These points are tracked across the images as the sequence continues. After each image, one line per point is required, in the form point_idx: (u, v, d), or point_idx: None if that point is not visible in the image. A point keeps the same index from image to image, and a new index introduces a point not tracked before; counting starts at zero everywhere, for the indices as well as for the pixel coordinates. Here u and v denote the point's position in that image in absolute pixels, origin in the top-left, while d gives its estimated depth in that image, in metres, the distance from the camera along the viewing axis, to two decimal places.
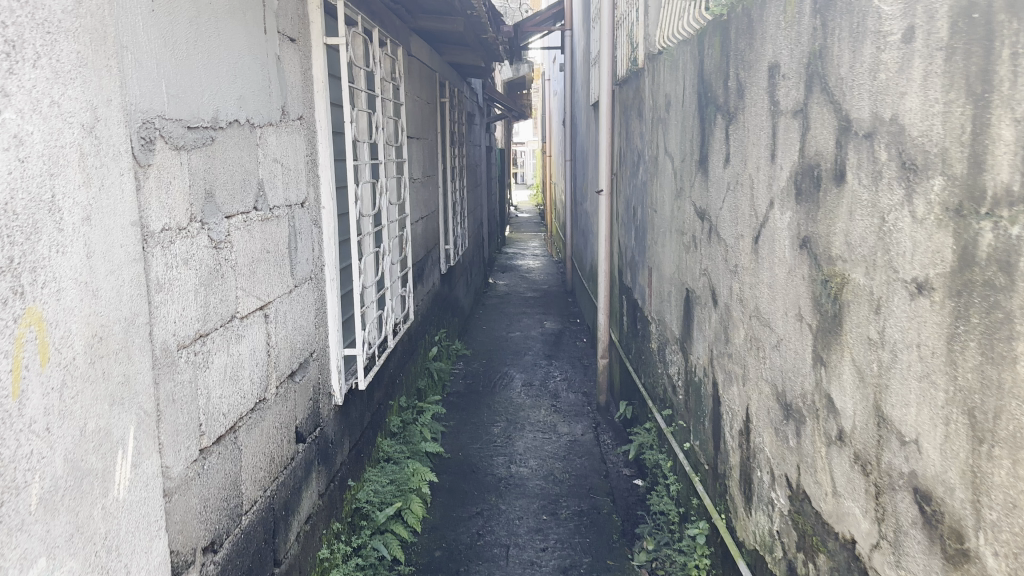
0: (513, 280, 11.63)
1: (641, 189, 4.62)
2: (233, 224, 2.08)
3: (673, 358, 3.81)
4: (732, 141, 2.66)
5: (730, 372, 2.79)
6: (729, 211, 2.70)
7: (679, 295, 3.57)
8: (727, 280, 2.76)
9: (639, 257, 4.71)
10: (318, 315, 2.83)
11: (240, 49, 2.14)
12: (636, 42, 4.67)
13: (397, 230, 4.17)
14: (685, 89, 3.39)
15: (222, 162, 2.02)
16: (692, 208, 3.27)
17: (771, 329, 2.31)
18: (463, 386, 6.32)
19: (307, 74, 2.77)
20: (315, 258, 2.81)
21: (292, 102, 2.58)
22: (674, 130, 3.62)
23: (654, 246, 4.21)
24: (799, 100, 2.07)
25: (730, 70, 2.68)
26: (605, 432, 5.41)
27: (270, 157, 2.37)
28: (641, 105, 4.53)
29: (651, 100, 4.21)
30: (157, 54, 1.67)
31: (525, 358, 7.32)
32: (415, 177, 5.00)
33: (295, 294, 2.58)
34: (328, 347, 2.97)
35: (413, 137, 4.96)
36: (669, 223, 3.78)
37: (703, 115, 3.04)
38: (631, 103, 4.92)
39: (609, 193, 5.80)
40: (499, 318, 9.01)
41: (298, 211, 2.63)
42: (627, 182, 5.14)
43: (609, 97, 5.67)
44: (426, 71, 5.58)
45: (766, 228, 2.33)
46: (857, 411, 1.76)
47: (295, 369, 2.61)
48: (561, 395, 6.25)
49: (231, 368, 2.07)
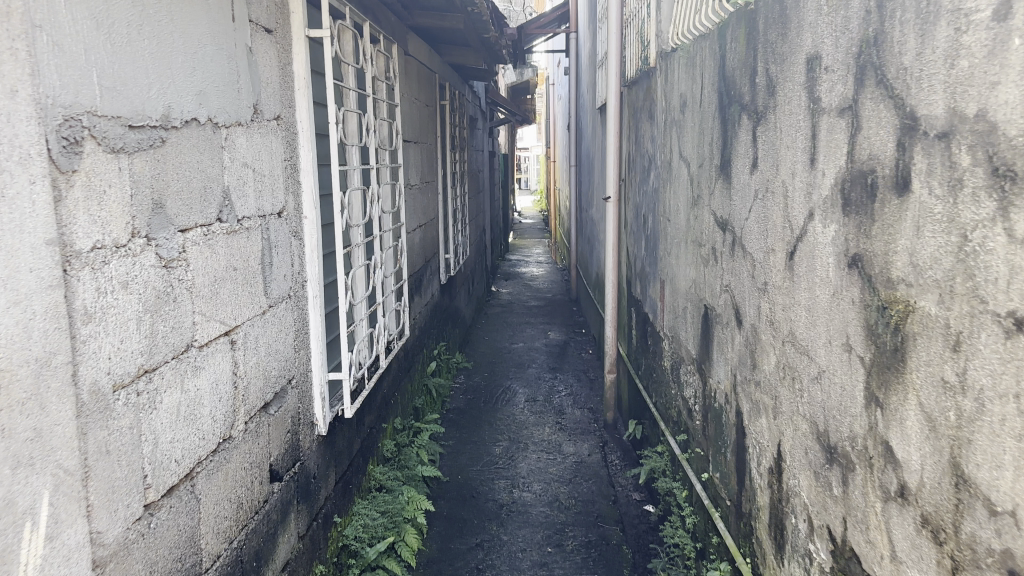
0: (516, 288, 11.34)
1: (652, 196, 4.32)
2: (190, 238, 1.80)
3: (688, 380, 3.52)
4: (761, 144, 2.38)
5: (757, 401, 2.50)
6: (758, 221, 2.41)
7: (696, 312, 3.27)
8: (754, 299, 2.47)
9: (650, 269, 4.42)
10: (299, 337, 2.55)
11: (201, 38, 1.86)
12: (646, 40, 4.39)
13: (391, 241, 3.89)
14: (704, 87, 3.11)
15: (175, 167, 1.73)
16: (711, 219, 2.99)
17: (810, 358, 2.02)
18: (463, 402, 6.02)
19: (286, 69, 2.50)
20: (295, 273, 2.53)
21: (267, 101, 2.31)
22: (691, 133, 3.33)
23: (667, 258, 3.91)
24: (845, 95, 1.79)
25: (758, 64, 2.40)
26: (612, 452, 5.11)
27: (240, 161, 2.09)
28: (653, 107, 4.24)
29: (664, 101, 3.93)
30: (86, 37, 1.39)
31: (528, 372, 7.03)
32: (412, 184, 4.71)
33: (270, 315, 2.29)
34: (311, 372, 2.68)
35: (411, 142, 4.68)
36: (684, 233, 3.49)
37: (725, 116, 2.76)
38: (641, 105, 4.63)
39: (616, 200, 5.52)
40: (502, 328, 8.71)
41: (275, 222, 2.35)
42: (637, 188, 4.85)
43: (617, 100, 5.40)
44: (425, 73, 5.31)
45: (804, 243, 2.04)
46: (927, 466, 1.46)
47: (271, 401, 2.32)
48: (567, 411, 5.95)
49: (187, 406, 1.78)
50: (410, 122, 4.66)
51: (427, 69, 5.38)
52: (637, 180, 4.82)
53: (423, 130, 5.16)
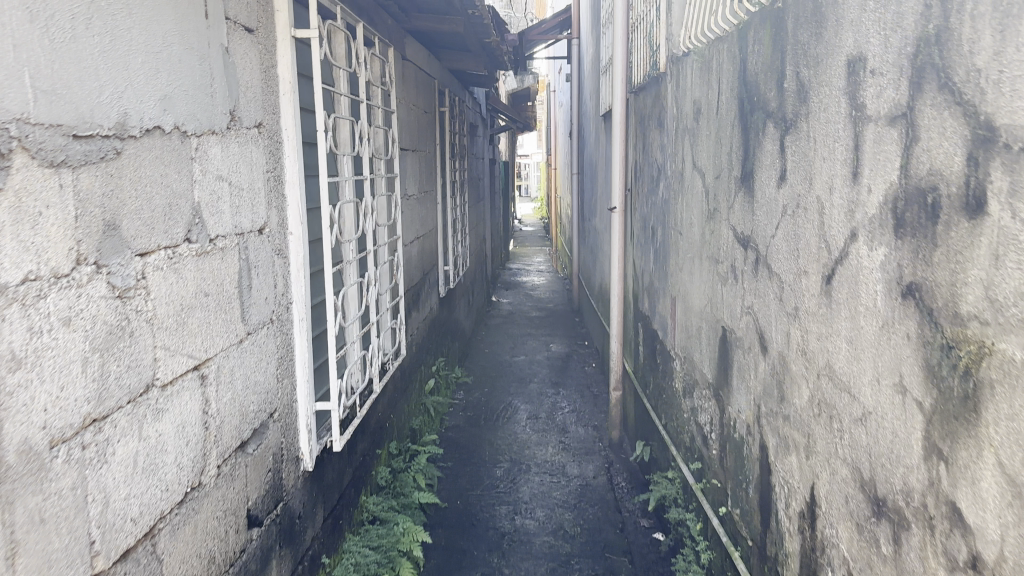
0: (517, 298, 11.11)
1: (662, 208, 4.10)
2: (151, 263, 1.58)
3: (703, 405, 3.29)
4: (790, 155, 2.16)
5: (786, 436, 2.27)
6: (787, 239, 2.19)
7: (713, 333, 3.05)
8: (782, 324, 2.25)
9: (659, 284, 4.20)
10: (282, 365, 2.33)
11: (166, 36, 1.64)
12: (655, 44, 4.18)
13: (387, 255, 3.67)
14: (721, 93, 2.89)
15: (133, 183, 1.51)
16: (730, 235, 2.77)
17: (853, 397, 1.80)
18: (462, 420, 5.79)
19: (268, 72, 2.28)
20: (279, 296, 2.31)
21: (246, 107, 2.08)
22: (706, 142, 3.11)
23: (679, 274, 3.69)
24: (897, 101, 1.57)
25: (787, 67, 2.18)
26: (619, 475, 4.88)
27: (213, 174, 1.87)
28: (662, 115, 4.03)
29: (675, 108, 3.71)
30: (16, 31, 1.17)
31: (530, 387, 6.79)
32: (410, 194, 4.50)
33: (248, 343, 2.07)
34: (296, 403, 2.46)
35: (408, 151, 4.47)
36: (698, 249, 3.27)
37: (747, 124, 2.54)
38: (650, 112, 4.41)
39: (622, 211, 5.30)
40: (502, 341, 8.48)
41: (255, 240, 2.13)
42: (645, 199, 4.63)
43: (623, 106, 5.19)
44: (423, 79, 5.09)
45: (845, 268, 1.82)
46: (1009, 539, 1.24)
47: (249, 438, 2.10)
48: (570, 429, 5.72)
49: (146, 456, 1.56)
50: (408, 130, 4.45)
51: (425, 75, 5.17)
52: (646, 190, 4.60)
53: (420, 137, 4.94)
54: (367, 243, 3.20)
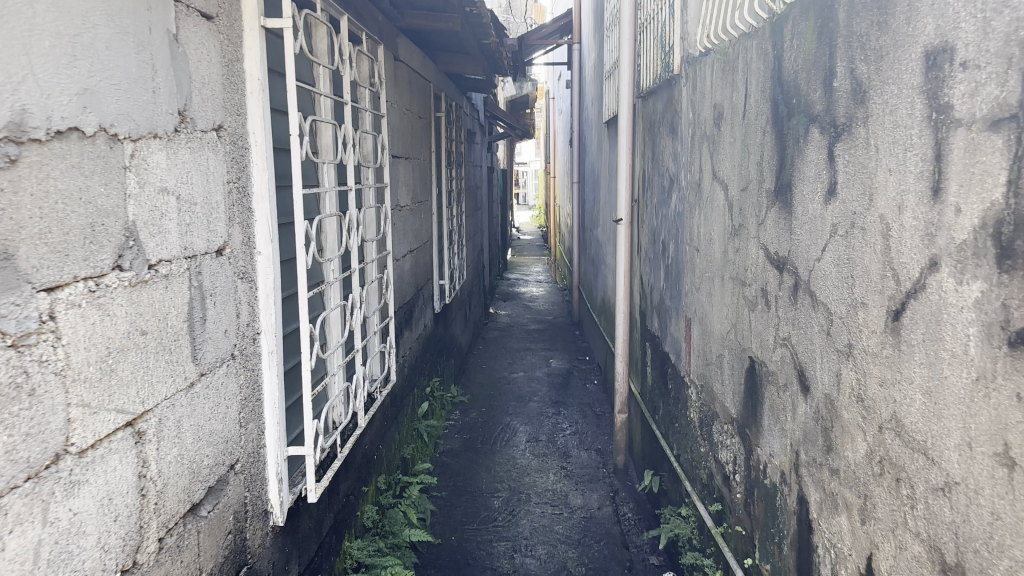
0: (515, 310, 10.78)
1: (674, 221, 3.79)
2: (62, 300, 1.25)
3: (724, 441, 2.96)
4: (843, 164, 1.84)
5: (836, 493, 1.94)
6: (838, 264, 1.87)
7: (737, 363, 2.73)
8: (831, 363, 1.93)
9: (671, 303, 3.88)
10: (245, 407, 2.00)
11: (89, 15, 1.32)
12: (666, 44, 3.87)
13: (376, 273, 3.34)
14: (749, 95, 2.58)
15: (37, 199, 1.19)
16: (759, 255, 2.45)
17: (932, 460, 1.48)
18: (458, 443, 5.46)
19: (233, 68, 1.96)
20: (243, 327, 1.98)
21: (201, 105, 1.76)
22: (729, 150, 2.80)
23: (693, 295, 3.38)
24: (1002, 99, 1.25)
25: (837, 62, 1.87)
26: (624, 505, 4.54)
27: (156, 186, 1.55)
28: (675, 120, 3.72)
29: (690, 113, 3.40)
30: None
31: (529, 406, 6.45)
32: (402, 206, 4.18)
33: (201, 386, 1.75)
34: (265, 449, 2.13)
35: (401, 159, 4.16)
36: (718, 268, 2.95)
37: (784, 128, 2.22)
38: (660, 118, 4.11)
39: (628, 222, 4.98)
40: (501, 356, 8.15)
41: (212, 264, 1.80)
42: (654, 211, 4.32)
43: (629, 112, 4.89)
44: (418, 82, 4.79)
45: (921, 303, 1.50)
46: None
47: (202, 498, 1.77)
48: (572, 454, 5.38)
49: (52, 546, 1.22)
50: (400, 136, 4.14)
51: (420, 78, 4.87)
52: (655, 201, 4.30)
53: (415, 144, 4.62)
54: (352, 260, 2.87)
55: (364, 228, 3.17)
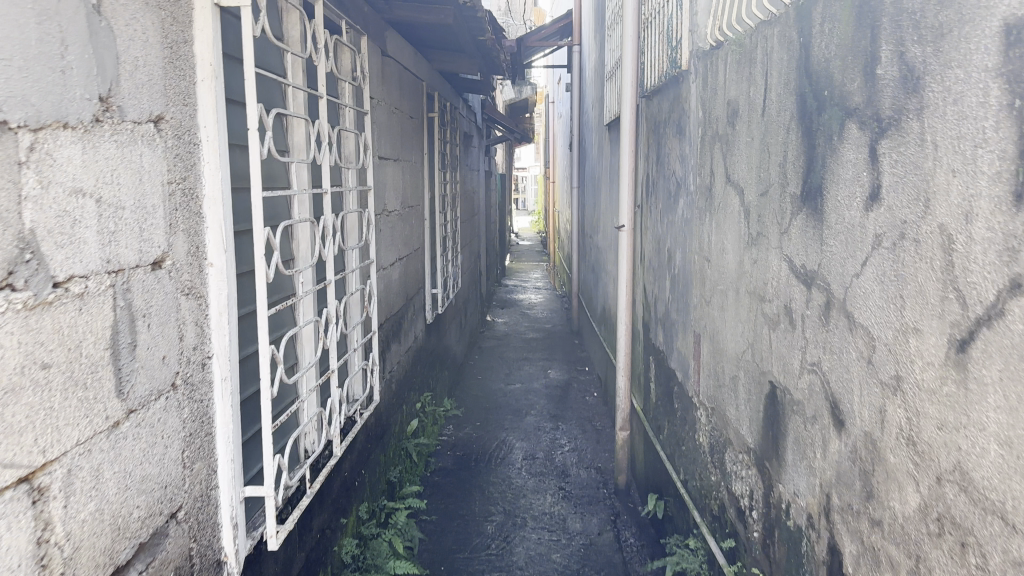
0: (512, 318, 10.50)
1: (681, 228, 3.52)
2: None
3: (738, 471, 2.69)
4: (889, 165, 1.57)
5: (879, 550, 1.66)
6: (882, 281, 1.60)
7: (755, 388, 2.46)
8: (874, 397, 1.65)
9: (677, 316, 3.61)
10: (191, 443, 1.73)
11: None
12: (672, 39, 3.60)
13: (358, 284, 3.08)
14: (769, 90, 2.31)
15: None
16: (783, 268, 2.18)
17: (1013, 528, 1.20)
18: (451, 461, 5.17)
19: (180, 51, 1.70)
20: (189, 351, 1.71)
21: (132, 92, 1.48)
22: (745, 151, 2.53)
23: (702, 309, 3.11)
24: None
25: (880, 46, 1.61)
26: (626, 531, 4.26)
27: (66, 186, 1.28)
28: (682, 121, 3.46)
29: (700, 112, 3.13)
30: None
31: (526, 420, 6.17)
32: (390, 211, 3.91)
33: (130, 425, 1.47)
34: (218, 490, 1.86)
35: (389, 161, 3.89)
36: (732, 279, 2.68)
37: (813, 125, 1.96)
38: (666, 119, 3.85)
39: (631, 229, 4.71)
40: (497, 366, 7.86)
41: (146, 279, 1.53)
42: (659, 218, 4.06)
43: (632, 113, 4.63)
44: (409, 81, 4.52)
45: (998, 335, 1.23)
46: None
47: (132, 557, 1.50)
48: (571, 473, 5.10)
49: None
50: (388, 137, 3.87)
51: (412, 76, 4.60)
52: (660, 208, 4.03)
53: (405, 145, 4.35)
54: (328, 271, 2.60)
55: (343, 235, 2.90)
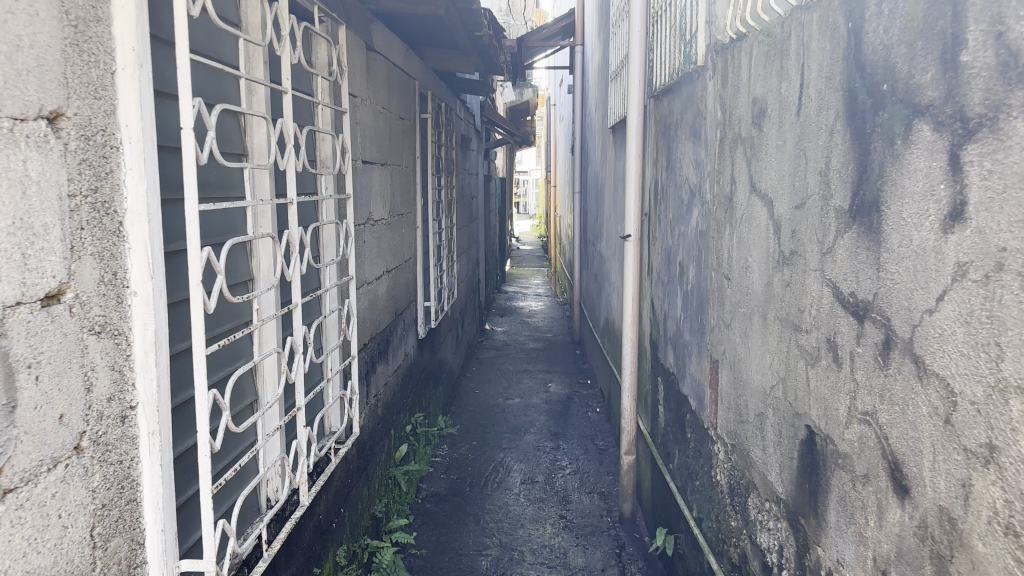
0: (512, 326, 10.16)
1: (694, 241, 3.20)
2: None
3: (765, 521, 2.34)
4: (982, 175, 1.24)
5: None
6: (969, 322, 1.27)
7: (787, 429, 2.12)
8: (957, 465, 1.31)
9: (689, 336, 3.29)
10: (106, 516, 1.40)
11: None
12: (685, 31, 3.28)
13: (335, 304, 2.75)
14: (807, 84, 1.98)
15: None
16: (825, 295, 1.85)
17: None
18: (444, 486, 4.83)
19: (93, 32, 1.37)
20: (103, 402, 1.39)
21: (11, 80, 1.16)
22: (775, 156, 2.21)
23: (719, 333, 2.78)
24: None
25: (966, 25, 1.28)
26: (632, 567, 3.91)
27: None
28: (697, 123, 3.13)
29: (718, 111, 2.81)
30: None
31: (525, 439, 5.82)
32: (376, 220, 3.59)
33: (5, 509, 1.14)
34: (145, 567, 1.53)
35: (375, 166, 3.57)
36: (758, 303, 2.34)
37: (868, 124, 1.63)
38: (678, 121, 3.53)
39: (637, 239, 4.39)
40: (495, 379, 7.52)
41: (32, 318, 1.20)
42: (668, 228, 3.74)
43: (639, 115, 4.31)
44: (399, 79, 4.20)
45: None
46: None
47: None
48: (573, 499, 4.75)
49: None
50: (373, 139, 3.54)
51: (403, 73, 4.28)
52: (670, 217, 3.71)
53: (394, 148, 4.03)
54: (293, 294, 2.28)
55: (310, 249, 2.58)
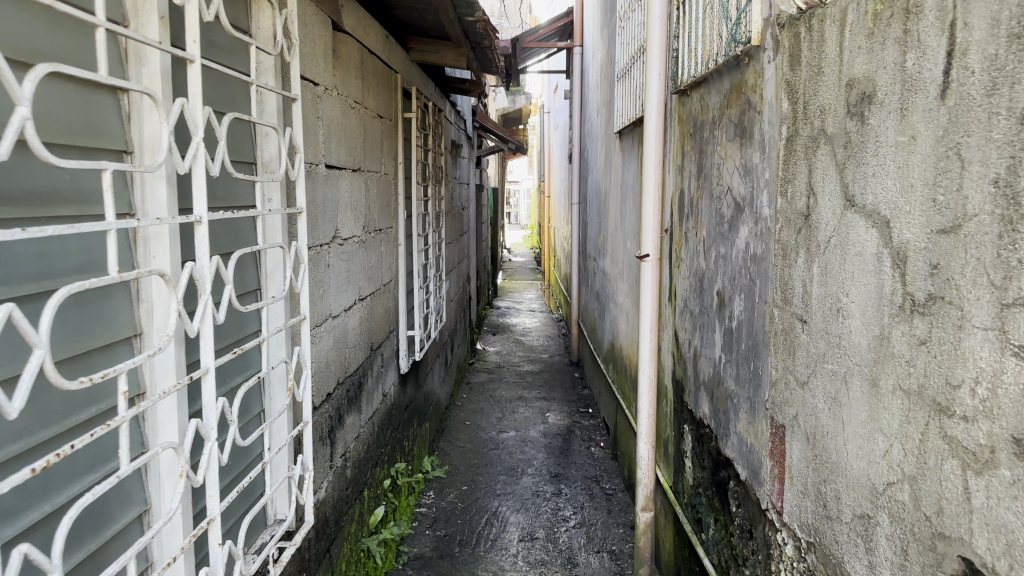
0: (505, 346, 9.48)
1: (741, 266, 2.55)
2: None
3: None
4: None
5: None
6: None
7: (922, 551, 1.46)
8: None
9: (733, 385, 2.62)
10: None
11: None
12: (726, 7, 2.64)
13: (283, 352, 2.08)
14: (960, 46, 1.34)
15: None
16: (1013, 370, 1.19)
17: None
18: (429, 547, 4.15)
19: None
20: None
21: None
22: (895, 157, 1.56)
23: (788, 391, 2.12)
24: None
25: None
26: None
27: None
28: (748, 119, 2.49)
29: (785, 102, 2.16)
30: None
31: (522, 482, 5.14)
32: (346, 238, 2.92)
33: None
34: None
35: (344, 172, 2.91)
36: (863, 362, 1.69)
37: None
38: (715, 119, 2.89)
39: (656, 258, 3.74)
40: (487, 409, 6.83)
41: None
42: (700, 248, 3.10)
43: (659, 115, 3.68)
44: (378, 71, 3.54)
45: None
46: None
47: None
48: (579, 560, 4.07)
49: None
50: (343, 138, 2.87)
51: (382, 64, 3.63)
52: (702, 236, 3.06)
53: (371, 151, 3.37)
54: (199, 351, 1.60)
55: (240, 282, 1.91)
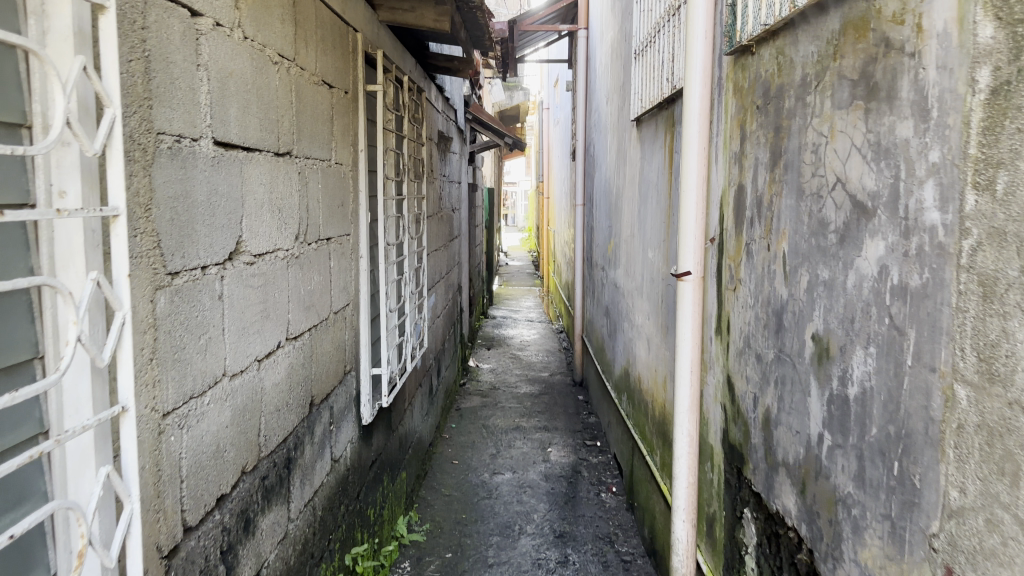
0: (501, 363, 8.53)
1: (869, 303, 1.61)
2: None
3: None
4: None
5: None
6: None
7: None
8: None
9: (852, 487, 1.68)
10: None
11: None
12: None
13: (84, 472, 1.15)
14: None
15: None
16: None
17: None
18: None
19: None
20: None
21: None
22: None
23: (1000, 540, 1.19)
24: None
25: None
26: None
27: None
28: (886, 70, 1.56)
29: (986, 27, 1.24)
30: None
31: (519, 544, 4.19)
32: (263, 253, 1.98)
33: None
34: None
35: (260, 155, 1.97)
36: None
37: None
38: (807, 80, 1.96)
39: (700, 276, 2.80)
40: (480, 442, 5.88)
41: None
42: (776, 265, 2.17)
43: (704, 88, 2.74)
44: (325, 21, 2.60)
45: None
46: None
47: None
48: None
49: None
50: (256, 103, 1.94)
51: (332, 14, 2.69)
52: (781, 251, 2.13)
53: (310, 129, 2.42)
54: None
55: None
